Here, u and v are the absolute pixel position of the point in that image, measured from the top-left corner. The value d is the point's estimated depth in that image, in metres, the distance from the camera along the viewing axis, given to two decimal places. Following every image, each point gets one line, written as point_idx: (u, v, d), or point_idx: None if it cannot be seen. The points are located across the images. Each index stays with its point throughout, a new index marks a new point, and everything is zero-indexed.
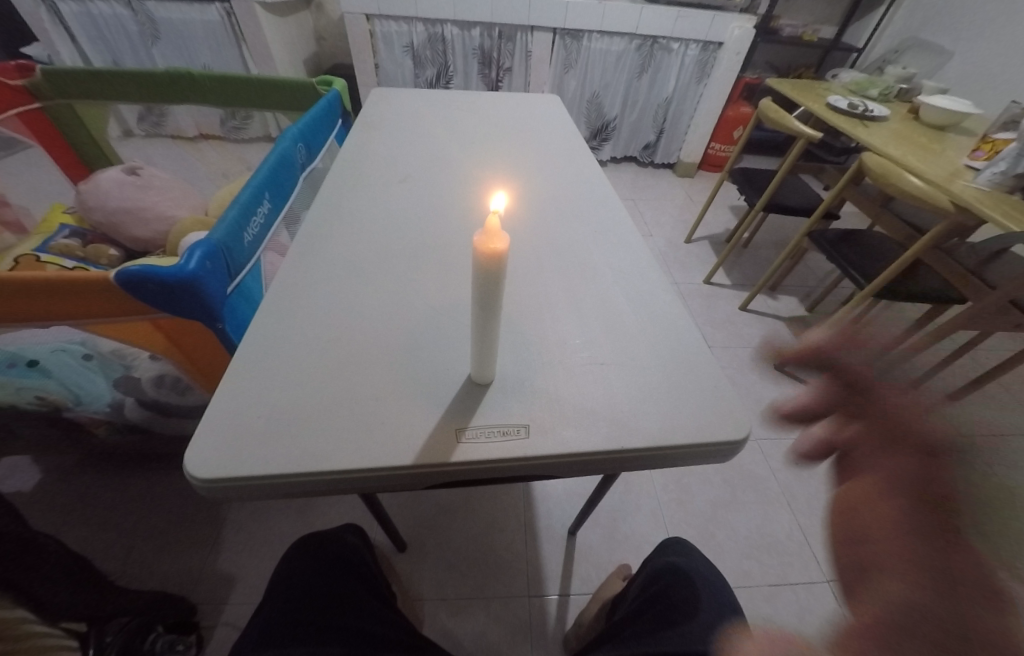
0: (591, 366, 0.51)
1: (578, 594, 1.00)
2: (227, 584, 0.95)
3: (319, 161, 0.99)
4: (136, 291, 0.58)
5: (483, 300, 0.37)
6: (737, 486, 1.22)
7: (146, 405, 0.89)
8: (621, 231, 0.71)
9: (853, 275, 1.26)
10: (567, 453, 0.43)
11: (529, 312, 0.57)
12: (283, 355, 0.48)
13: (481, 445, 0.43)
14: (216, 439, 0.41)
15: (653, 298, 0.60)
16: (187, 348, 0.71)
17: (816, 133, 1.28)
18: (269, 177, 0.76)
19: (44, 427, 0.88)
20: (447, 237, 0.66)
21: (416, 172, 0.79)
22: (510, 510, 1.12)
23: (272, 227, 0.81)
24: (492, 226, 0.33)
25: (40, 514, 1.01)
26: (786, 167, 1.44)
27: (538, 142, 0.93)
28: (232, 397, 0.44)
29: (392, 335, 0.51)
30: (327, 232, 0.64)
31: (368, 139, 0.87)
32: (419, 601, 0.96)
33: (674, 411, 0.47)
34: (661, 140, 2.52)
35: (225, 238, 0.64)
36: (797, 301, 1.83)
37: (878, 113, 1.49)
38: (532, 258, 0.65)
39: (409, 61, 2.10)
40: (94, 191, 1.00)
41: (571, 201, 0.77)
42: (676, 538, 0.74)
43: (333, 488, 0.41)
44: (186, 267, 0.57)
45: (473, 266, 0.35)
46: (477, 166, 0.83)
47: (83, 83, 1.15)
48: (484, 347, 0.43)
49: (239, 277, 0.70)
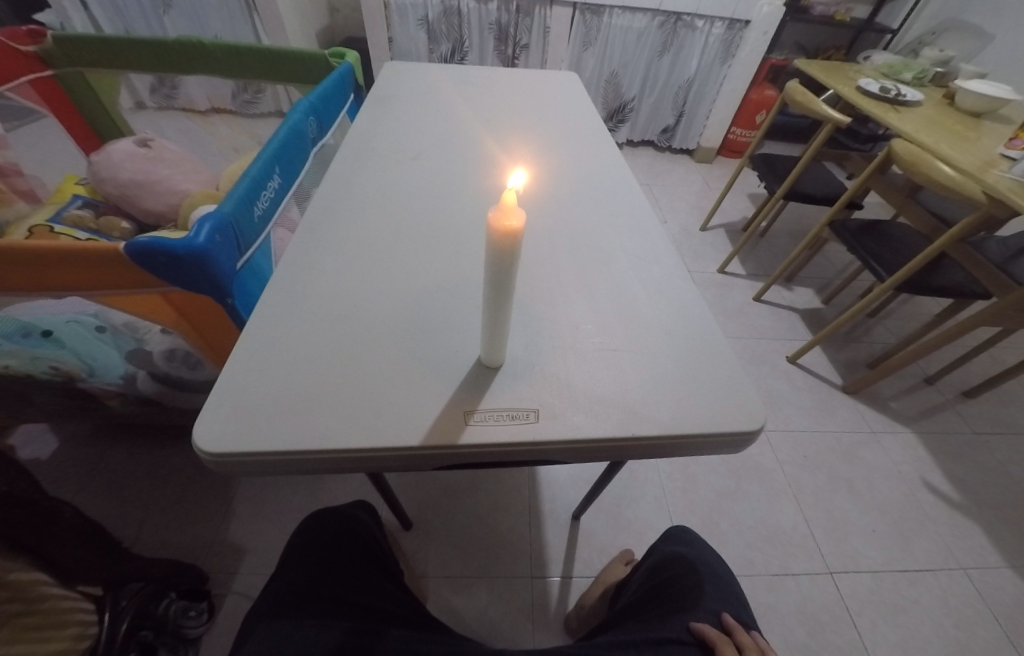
0: (604, 352, 0.50)
1: (580, 577, 1.01)
2: (237, 555, 0.97)
3: (331, 136, 0.97)
4: (146, 263, 0.58)
5: (496, 281, 0.36)
6: (743, 477, 1.22)
7: (158, 378, 0.91)
8: (637, 213, 0.69)
9: (874, 267, 1.22)
10: (576, 440, 0.43)
11: (541, 295, 0.56)
12: (290, 333, 0.47)
13: (490, 427, 0.42)
14: (225, 413, 0.41)
15: (669, 284, 0.58)
16: (196, 322, 0.72)
17: (844, 117, 1.23)
18: (279, 151, 0.74)
19: (63, 397, 0.90)
20: (460, 217, 0.65)
21: (429, 150, 0.77)
22: (514, 493, 1.13)
23: (282, 202, 0.80)
24: (507, 202, 0.32)
25: (55, 481, 1.03)
26: (812, 152, 1.39)
27: (555, 121, 0.90)
28: (240, 373, 0.44)
29: (399, 315, 0.51)
30: (335, 209, 0.62)
31: (380, 114, 0.84)
32: (425, 578, 0.98)
33: (686, 400, 0.46)
34: (681, 122, 2.45)
35: (235, 211, 0.63)
36: (813, 292, 1.79)
37: (911, 98, 1.43)
38: (545, 241, 0.63)
39: (423, 35, 2.05)
40: (106, 162, 0.99)
41: (590, 183, 0.74)
42: (682, 526, 0.74)
43: (340, 466, 0.41)
44: (195, 240, 0.57)
45: (488, 245, 0.33)
46: (492, 145, 0.81)
47: (95, 52, 1.14)
48: (495, 328, 0.42)
49: (248, 252, 0.69)
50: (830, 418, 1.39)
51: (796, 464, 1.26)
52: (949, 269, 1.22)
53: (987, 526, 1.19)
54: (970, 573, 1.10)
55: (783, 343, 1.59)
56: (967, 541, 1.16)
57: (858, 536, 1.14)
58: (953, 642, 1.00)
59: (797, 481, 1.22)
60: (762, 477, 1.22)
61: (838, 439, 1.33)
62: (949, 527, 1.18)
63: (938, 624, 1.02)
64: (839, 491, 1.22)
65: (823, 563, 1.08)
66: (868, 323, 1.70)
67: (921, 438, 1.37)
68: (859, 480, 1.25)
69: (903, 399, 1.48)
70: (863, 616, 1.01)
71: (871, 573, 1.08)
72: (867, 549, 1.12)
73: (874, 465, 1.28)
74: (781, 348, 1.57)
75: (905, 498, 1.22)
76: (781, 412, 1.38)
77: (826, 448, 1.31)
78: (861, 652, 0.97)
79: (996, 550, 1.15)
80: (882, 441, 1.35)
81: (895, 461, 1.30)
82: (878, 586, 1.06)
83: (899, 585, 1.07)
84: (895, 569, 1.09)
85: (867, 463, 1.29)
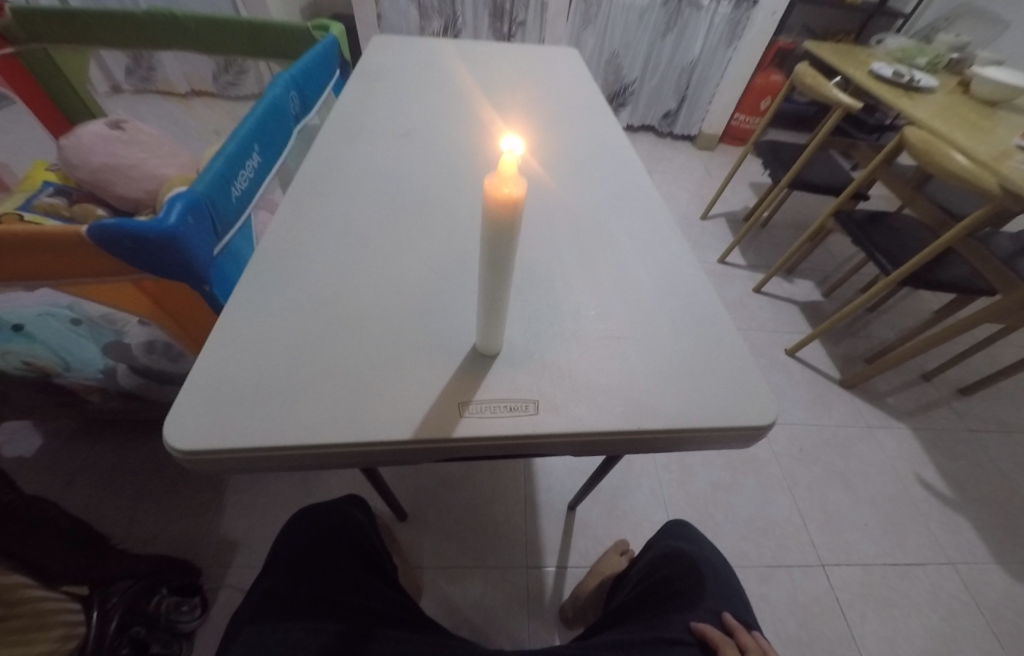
0: (607, 340, 0.47)
1: (575, 567, 0.99)
2: (226, 549, 0.95)
3: (314, 115, 0.92)
4: (112, 247, 0.54)
5: (492, 259, 0.33)
6: (739, 470, 1.20)
7: (139, 371, 0.87)
8: (639, 193, 0.66)
9: (879, 260, 1.20)
10: (578, 432, 0.40)
11: (542, 279, 0.53)
12: (269, 321, 0.44)
13: (486, 419, 0.39)
14: (199, 406, 0.37)
15: (674, 268, 0.55)
16: (174, 312, 0.68)
17: (856, 103, 1.19)
18: (257, 128, 0.69)
19: (35, 391, 0.86)
20: (451, 197, 0.61)
21: (420, 126, 0.73)
22: (509, 485, 1.10)
23: (263, 183, 0.75)
24: (504, 167, 0.28)
25: (33, 479, 0.99)
26: (818, 141, 1.35)
27: (554, 97, 0.86)
28: (214, 362, 0.40)
29: (386, 300, 0.47)
30: (321, 189, 0.59)
31: (368, 89, 0.80)
32: (419, 568, 0.96)
33: (693, 393, 0.43)
34: (683, 107, 2.41)
35: (210, 191, 0.59)
36: (813, 285, 1.77)
37: (926, 84, 1.40)
38: (544, 222, 0.60)
39: (414, 10, 1.98)
40: (76, 146, 0.94)
41: (589, 162, 0.71)
42: (681, 521, 0.72)
43: (324, 463, 0.38)
44: (166, 221, 0.53)
45: (483, 217, 0.30)
46: (486, 123, 0.77)
47: (60, 24, 1.06)
48: (492, 314, 0.39)
49: (226, 236, 0.65)
50: (826, 412, 1.37)
51: (792, 457, 1.25)
52: (953, 264, 1.20)
53: (978, 522, 1.19)
54: (958, 568, 1.10)
55: (782, 336, 1.57)
56: (956, 536, 1.16)
57: (851, 529, 1.13)
58: (940, 635, 1.00)
59: (792, 475, 1.21)
60: (757, 471, 1.20)
61: (834, 432, 1.32)
62: (941, 522, 1.17)
63: (927, 619, 1.02)
64: (833, 485, 1.20)
65: (815, 555, 1.07)
66: (867, 318, 1.69)
67: (916, 434, 1.36)
68: (854, 474, 1.24)
69: (898, 395, 1.47)
70: (852, 607, 1.01)
71: (862, 567, 1.07)
72: (859, 542, 1.11)
73: (868, 460, 1.27)
74: (779, 340, 1.56)
75: (899, 494, 1.21)
76: (780, 404, 1.37)
77: (822, 441, 1.30)
78: (849, 641, 0.97)
79: (985, 545, 1.15)
80: (877, 436, 1.34)
81: (890, 456, 1.29)
82: (869, 580, 1.06)
83: (888, 578, 1.06)
84: (885, 562, 1.09)
85: (862, 457, 1.28)
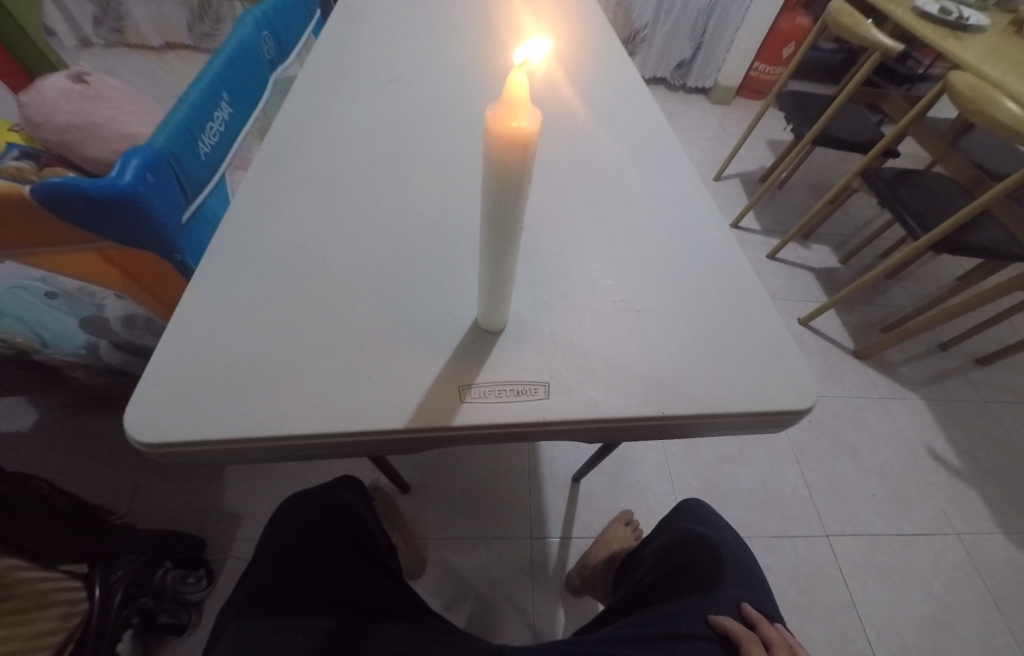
0: (626, 313, 0.41)
1: (580, 538, 0.97)
2: (223, 524, 0.92)
3: (292, 63, 0.83)
4: (61, 211, 0.47)
5: (496, 215, 0.27)
6: (747, 442, 1.17)
7: (122, 347, 0.80)
8: (658, 146, 0.59)
9: (908, 223, 1.12)
10: (595, 419, 0.35)
11: (551, 243, 0.47)
12: (240, 293, 0.38)
13: (490, 406, 0.34)
14: (159, 392, 0.32)
15: (699, 231, 0.49)
16: (147, 284, 0.62)
17: (896, 44, 1.08)
18: (224, 74, 0.61)
19: (11, 369, 0.81)
20: (447, 151, 0.54)
21: (412, 72, 0.64)
22: (512, 457, 1.07)
23: (236, 140, 0.68)
24: (512, 91, 0.21)
25: (20, 455, 0.96)
26: (848, 91, 1.24)
27: (562, 38, 0.77)
28: (175, 341, 0.35)
29: (372, 269, 0.42)
30: (300, 142, 0.52)
31: (353, 29, 0.71)
32: (422, 539, 0.94)
33: (723, 372, 0.38)
34: (698, 56, 2.25)
35: (171, 146, 0.52)
36: (829, 251, 1.70)
37: (975, 22, 1.27)
38: (552, 179, 0.53)
39: None
40: (36, 101, 0.84)
41: (601, 111, 0.63)
42: (697, 502, 0.68)
43: (305, 455, 0.34)
44: (120, 179, 0.46)
45: (483, 158, 0.23)
46: (486, 66, 0.68)
47: None
48: (496, 284, 0.33)
49: (195, 200, 0.59)
50: (838, 383, 1.33)
51: (801, 428, 1.21)
52: (986, 227, 1.12)
53: (986, 494, 1.17)
54: (963, 539, 1.09)
55: (796, 304, 1.51)
56: (964, 507, 1.14)
57: (857, 500, 1.11)
58: (941, 603, 0.99)
59: (800, 446, 1.18)
60: (766, 443, 1.17)
61: (845, 403, 1.29)
62: (949, 494, 1.15)
63: (929, 587, 1.01)
64: (842, 456, 1.18)
65: (820, 527, 1.06)
66: (885, 285, 1.62)
67: (929, 406, 1.32)
68: (864, 445, 1.21)
69: (911, 366, 1.42)
70: (854, 575, 1.00)
71: (868, 537, 1.06)
72: (866, 513, 1.09)
73: (878, 431, 1.24)
74: (793, 309, 1.50)
75: (909, 465, 1.19)
76: None
77: (832, 412, 1.26)
78: (850, 607, 0.96)
79: (992, 516, 1.13)
80: (888, 406, 1.30)
81: (900, 427, 1.26)
82: (874, 550, 1.04)
83: (893, 548, 1.05)
84: (891, 533, 1.07)
85: (872, 428, 1.24)
